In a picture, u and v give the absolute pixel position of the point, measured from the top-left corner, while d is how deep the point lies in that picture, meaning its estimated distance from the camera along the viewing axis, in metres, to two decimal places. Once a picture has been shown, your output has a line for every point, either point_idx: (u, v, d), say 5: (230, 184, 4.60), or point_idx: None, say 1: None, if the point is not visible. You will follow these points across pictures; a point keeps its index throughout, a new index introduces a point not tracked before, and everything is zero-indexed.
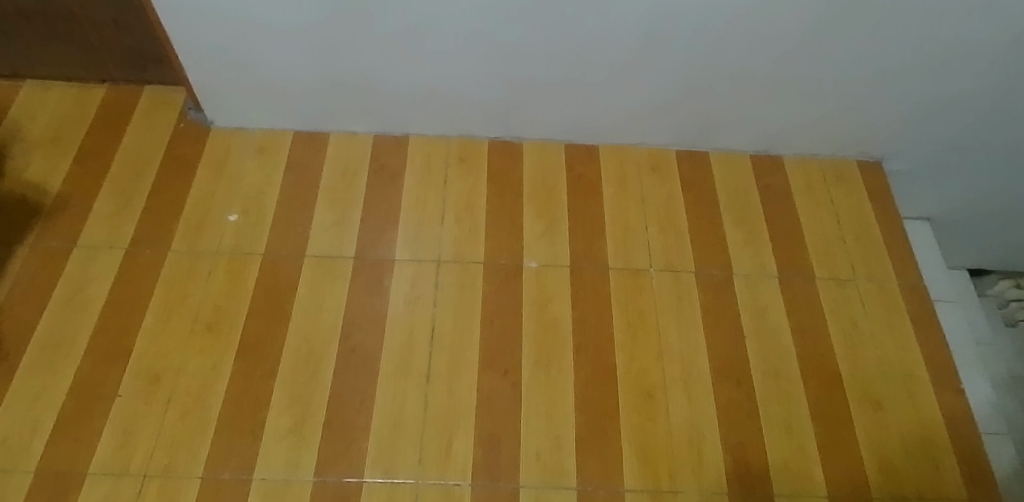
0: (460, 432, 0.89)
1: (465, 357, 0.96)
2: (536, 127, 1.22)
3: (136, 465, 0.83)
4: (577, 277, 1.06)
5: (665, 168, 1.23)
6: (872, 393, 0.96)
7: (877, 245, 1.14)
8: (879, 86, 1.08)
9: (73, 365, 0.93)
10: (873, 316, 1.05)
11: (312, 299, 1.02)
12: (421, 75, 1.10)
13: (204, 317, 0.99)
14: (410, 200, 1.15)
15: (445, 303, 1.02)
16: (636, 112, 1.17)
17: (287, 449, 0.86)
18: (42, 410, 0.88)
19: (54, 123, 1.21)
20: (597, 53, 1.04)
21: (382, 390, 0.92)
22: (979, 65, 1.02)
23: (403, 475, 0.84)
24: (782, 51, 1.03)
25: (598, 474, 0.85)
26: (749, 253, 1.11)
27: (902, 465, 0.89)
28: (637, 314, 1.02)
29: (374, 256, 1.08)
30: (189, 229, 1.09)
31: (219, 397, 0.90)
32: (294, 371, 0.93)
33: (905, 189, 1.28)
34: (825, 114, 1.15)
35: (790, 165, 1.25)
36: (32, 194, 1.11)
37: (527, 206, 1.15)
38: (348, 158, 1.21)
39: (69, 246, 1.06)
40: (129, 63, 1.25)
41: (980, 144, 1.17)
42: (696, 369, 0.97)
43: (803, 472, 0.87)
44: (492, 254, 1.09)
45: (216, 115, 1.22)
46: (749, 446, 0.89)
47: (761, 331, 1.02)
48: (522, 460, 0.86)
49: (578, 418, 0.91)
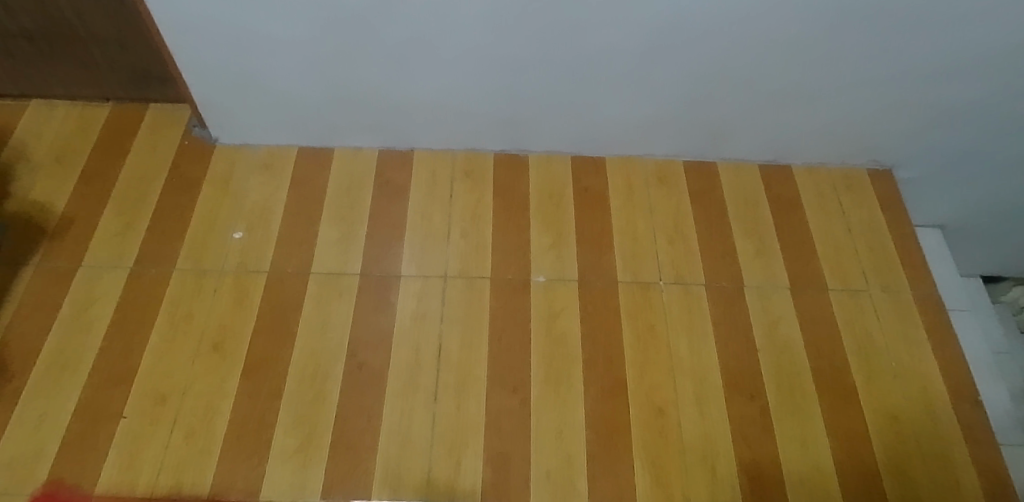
0: (469, 450, 0.87)
1: (473, 374, 0.95)
2: (543, 139, 1.21)
3: (141, 488, 0.82)
4: (586, 291, 1.05)
5: (673, 179, 1.22)
6: (888, 406, 0.94)
7: (889, 255, 1.13)
8: (887, 95, 1.07)
9: (78, 386, 0.92)
10: (888, 327, 1.03)
11: (318, 317, 1.01)
12: (426, 89, 1.09)
13: (210, 336, 0.98)
14: (416, 215, 1.14)
15: (453, 319, 1.01)
16: (644, 123, 1.16)
17: (293, 470, 0.84)
18: (47, 432, 0.87)
19: (59, 142, 1.21)
20: (605, 64, 1.03)
21: (390, 408, 0.91)
22: (990, 71, 1.01)
23: (412, 495, 0.83)
24: (788, 60, 1.02)
25: (610, 493, 0.84)
26: (760, 265, 1.10)
27: (922, 481, 0.87)
28: (647, 328, 1.01)
29: (380, 272, 1.07)
30: (195, 247, 1.09)
31: (225, 417, 0.89)
32: (300, 390, 0.92)
33: (917, 196, 1.27)
34: (836, 123, 1.14)
35: (800, 174, 1.23)
36: (37, 214, 1.11)
37: (534, 219, 1.15)
38: (353, 173, 1.20)
39: (74, 265, 1.05)
40: (133, 82, 1.25)
41: (995, 151, 1.15)
42: (708, 383, 0.95)
43: (820, 487, 0.85)
44: (499, 268, 1.08)
45: (220, 132, 1.22)
46: (764, 463, 0.87)
47: (773, 344, 1.00)
48: (532, 479, 0.85)
49: (588, 435, 0.89)
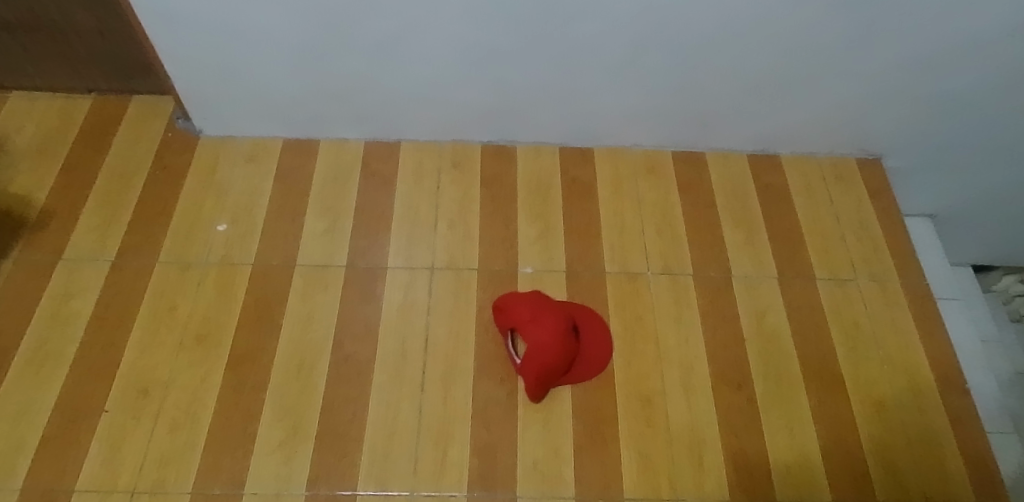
0: (455, 441, 0.87)
1: (459, 366, 0.94)
2: (531, 130, 1.20)
3: (124, 481, 0.82)
4: (574, 282, 1.04)
5: (661, 169, 1.21)
6: (876, 394, 0.94)
7: (878, 244, 1.12)
8: (876, 83, 1.07)
9: (60, 380, 0.91)
10: (876, 316, 1.03)
11: (303, 309, 1.00)
12: (411, 79, 1.08)
13: (194, 329, 0.97)
14: (403, 207, 1.14)
15: (440, 310, 1.00)
16: (632, 113, 1.15)
17: (278, 462, 0.84)
18: (28, 426, 0.86)
19: (40, 135, 1.20)
20: (591, 53, 1.02)
21: (375, 400, 0.90)
22: (977, 59, 1.01)
23: (397, 487, 0.82)
24: (776, 49, 1.01)
25: (597, 483, 0.83)
26: (748, 254, 1.09)
27: (909, 468, 0.87)
28: (635, 319, 1.01)
29: (367, 264, 1.06)
30: (179, 239, 1.08)
31: (209, 410, 0.88)
32: (285, 382, 0.92)
33: (907, 186, 1.26)
34: (824, 112, 1.14)
35: (789, 164, 1.23)
36: (18, 207, 1.10)
37: (522, 210, 1.14)
38: (339, 165, 1.19)
39: (56, 258, 1.04)
40: (115, 73, 1.23)
41: (984, 141, 1.15)
42: (695, 373, 0.95)
43: (806, 476, 0.85)
44: (487, 259, 1.07)
45: (205, 124, 1.20)
46: (751, 452, 0.87)
47: (761, 334, 1.00)
48: (518, 470, 0.84)
49: (575, 425, 0.89)
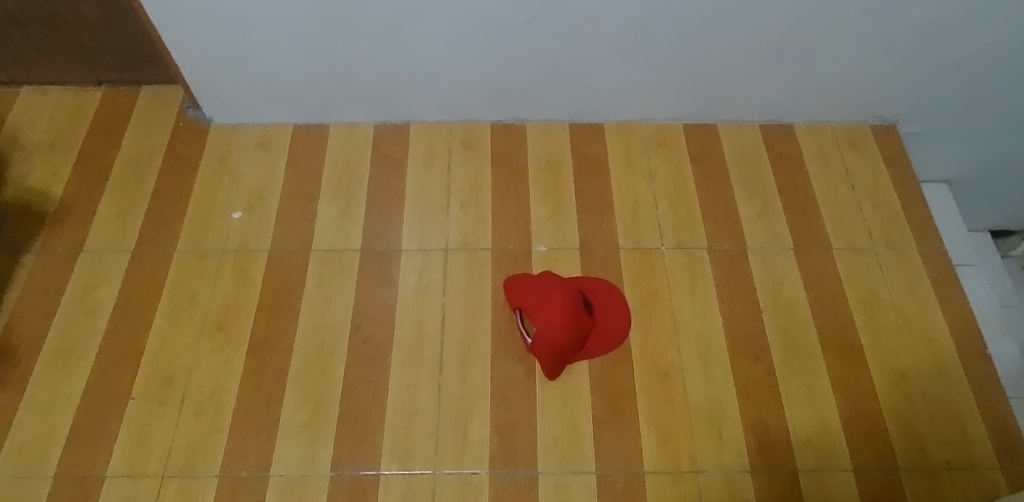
0: (475, 420, 0.87)
1: (476, 346, 0.95)
2: (540, 108, 1.20)
3: (154, 466, 0.83)
4: (588, 259, 1.04)
5: (673, 143, 1.20)
6: (895, 363, 0.94)
7: (896, 213, 1.11)
8: (889, 49, 1.05)
9: (85, 370, 0.93)
10: (894, 284, 1.02)
11: (320, 293, 1.01)
12: (417, 58, 1.07)
13: (214, 316, 0.98)
14: (413, 189, 1.14)
15: (456, 290, 1.01)
16: (640, 86, 1.14)
17: (303, 444, 0.85)
18: (57, 416, 0.88)
19: (53, 129, 1.21)
20: (599, 28, 1.01)
21: (395, 381, 0.91)
22: (993, 22, 0.98)
23: (420, 466, 0.83)
24: (787, 17, 0.99)
25: (618, 457, 0.84)
26: (762, 226, 1.09)
27: (929, 436, 0.87)
28: (650, 294, 1.00)
29: (381, 247, 1.06)
30: (194, 228, 1.09)
31: (232, 395, 0.90)
32: (305, 366, 0.93)
33: (923, 152, 1.25)
34: (838, 79, 1.12)
35: (802, 134, 1.21)
36: (34, 201, 1.11)
37: (533, 189, 1.13)
38: (350, 148, 1.19)
39: (75, 251, 1.06)
40: (123, 66, 1.24)
41: (1001, 105, 1.13)
42: (713, 346, 0.95)
43: (826, 445, 0.86)
44: (500, 239, 1.07)
45: (215, 112, 1.20)
46: (771, 423, 0.87)
47: (778, 305, 0.99)
48: (540, 446, 0.85)
49: (594, 401, 0.89)
